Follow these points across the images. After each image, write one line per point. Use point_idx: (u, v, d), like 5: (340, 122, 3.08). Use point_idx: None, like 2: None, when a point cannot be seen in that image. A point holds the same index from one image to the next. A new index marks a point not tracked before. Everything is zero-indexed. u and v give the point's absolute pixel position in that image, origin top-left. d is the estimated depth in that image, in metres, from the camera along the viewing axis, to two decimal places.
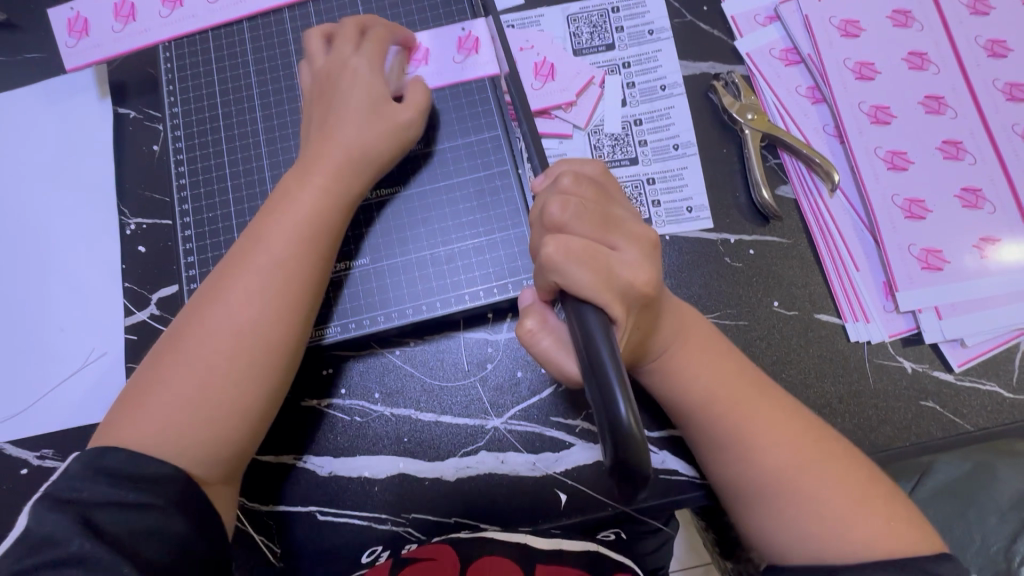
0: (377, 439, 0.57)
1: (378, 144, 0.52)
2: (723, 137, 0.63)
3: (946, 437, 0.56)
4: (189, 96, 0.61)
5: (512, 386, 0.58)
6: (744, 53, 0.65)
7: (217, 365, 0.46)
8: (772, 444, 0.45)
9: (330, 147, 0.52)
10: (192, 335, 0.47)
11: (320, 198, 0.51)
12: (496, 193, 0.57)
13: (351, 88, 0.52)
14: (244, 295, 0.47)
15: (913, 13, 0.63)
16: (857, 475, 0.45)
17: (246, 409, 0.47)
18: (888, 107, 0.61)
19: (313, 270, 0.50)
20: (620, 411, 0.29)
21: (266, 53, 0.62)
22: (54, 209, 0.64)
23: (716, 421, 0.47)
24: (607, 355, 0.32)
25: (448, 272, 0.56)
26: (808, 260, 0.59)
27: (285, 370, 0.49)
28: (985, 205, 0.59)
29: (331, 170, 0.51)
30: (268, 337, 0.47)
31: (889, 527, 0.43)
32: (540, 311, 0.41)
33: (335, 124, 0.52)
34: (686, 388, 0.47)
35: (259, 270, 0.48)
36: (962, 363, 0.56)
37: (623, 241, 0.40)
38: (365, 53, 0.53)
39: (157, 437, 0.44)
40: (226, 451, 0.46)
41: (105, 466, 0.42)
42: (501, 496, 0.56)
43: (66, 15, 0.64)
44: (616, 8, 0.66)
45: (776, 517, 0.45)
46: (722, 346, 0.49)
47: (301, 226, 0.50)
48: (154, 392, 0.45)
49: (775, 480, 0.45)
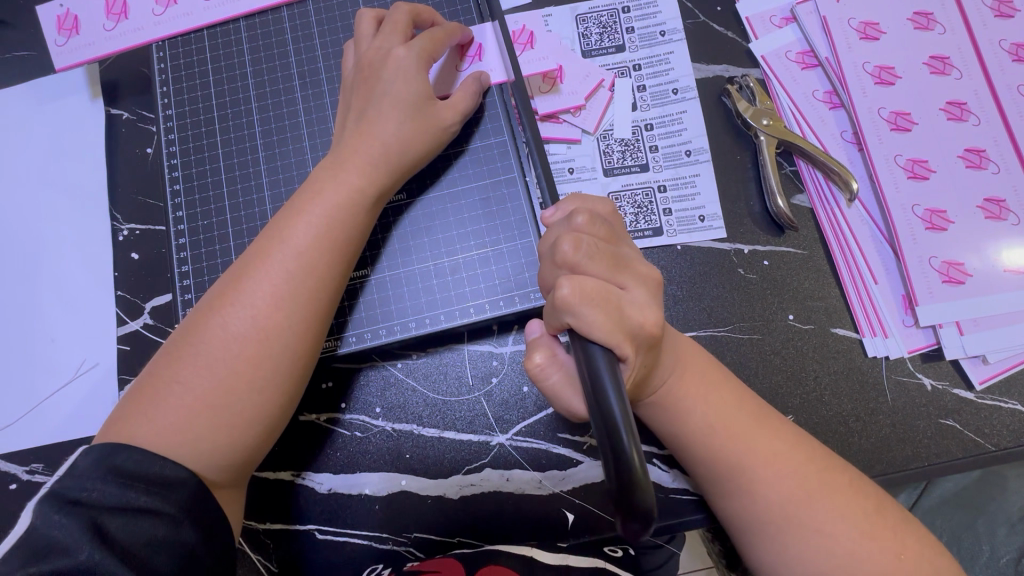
0: (377, 455, 0.55)
1: (414, 144, 0.51)
2: (737, 143, 0.61)
3: (966, 457, 0.54)
4: (184, 97, 0.59)
5: (518, 401, 0.56)
6: (758, 56, 0.62)
7: (234, 364, 0.44)
8: (774, 475, 0.43)
9: (368, 142, 0.50)
10: (209, 329, 0.45)
11: (351, 196, 0.49)
12: (503, 201, 0.55)
13: (394, 82, 0.50)
14: (267, 293, 0.45)
15: (935, 16, 0.61)
16: (863, 506, 0.43)
17: (261, 414, 0.45)
18: (909, 113, 0.59)
19: (338, 271, 0.48)
20: (627, 449, 0.28)
21: (264, 52, 0.59)
22: (43, 214, 0.62)
23: (713, 450, 0.45)
24: (613, 391, 0.30)
25: (452, 284, 0.54)
26: (824, 271, 0.57)
27: (301, 373, 0.47)
28: (1008, 217, 0.57)
29: (362, 166, 0.49)
30: (289, 340, 0.45)
31: (903, 561, 0.41)
32: (549, 345, 0.39)
33: (373, 121, 0.50)
34: (683, 420, 0.46)
35: (283, 267, 0.46)
36: (983, 381, 0.55)
37: (631, 282, 0.38)
38: (413, 45, 0.50)
39: (171, 434, 0.42)
40: (237, 455, 0.44)
41: (115, 462, 0.40)
42: (507, 515, 0.55)
43: (55, 12, 0.61)
44: (626, 8, 0.63)
45: (781, 552, 0.42)
46: (721, 374, 0.48)
47: (329, 222, 0.48)
48: (170, 387, 0.44)
49: (777, 513, 0.43)
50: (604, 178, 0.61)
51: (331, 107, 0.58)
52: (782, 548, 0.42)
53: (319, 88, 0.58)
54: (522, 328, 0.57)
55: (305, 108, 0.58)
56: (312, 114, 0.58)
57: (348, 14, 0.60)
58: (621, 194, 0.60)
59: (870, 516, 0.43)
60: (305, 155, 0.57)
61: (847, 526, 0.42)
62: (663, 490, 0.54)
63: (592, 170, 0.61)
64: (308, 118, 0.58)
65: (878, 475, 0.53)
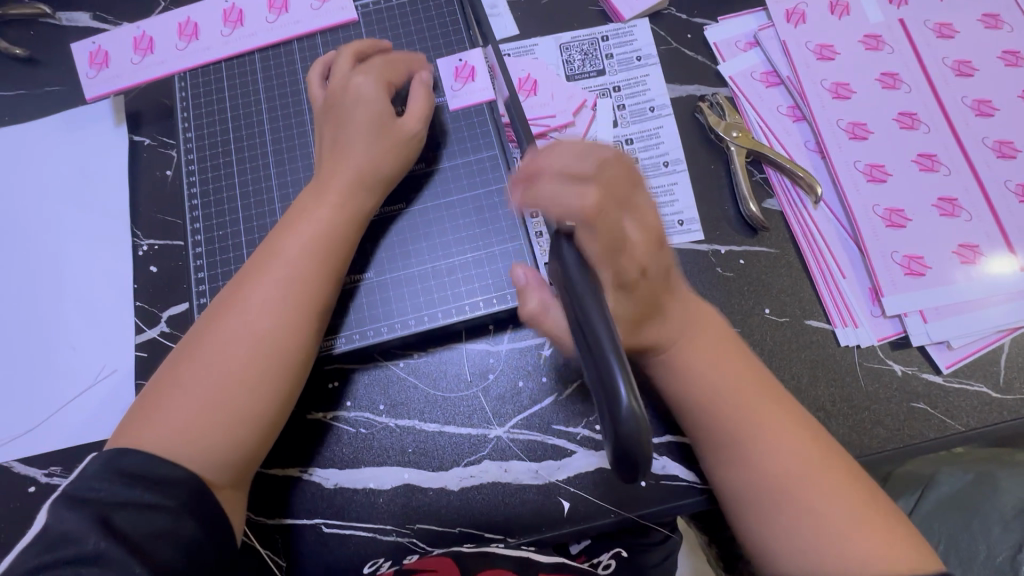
0: (382, 450, 0.58)
1: (388, 158, 0.56)
2: (710, 154, 0.66)
3: (938, 438, 0.57)
4: (202, 122, 0.65)
5: (514, 396, 0.59)
6: (726, 76, 0.69)
7: (235, 366, 0.48)
8: (768, 446, 0.47)
9: (348, 160, 0.55)
10: (212, 338, 0.48)
11: (334, 213, 0.53)
12: (495, 209, 0.60)
13: (356, 106, 0.56)
14: (263, 302, 0.50)
15: (883, 37, 0.68)
16: (859, 494, 0.45)
17: (258, 414, 0.48)
18: (865, 123, 0.65)
19: (328, 280, 0.53)
20: (626, 417, 0.30)
21: (276, 81, 0.65)
22: (69, 232, 0.67)
23: (716, 417, 0.48)
24: (616, 361, 0.31)
25: (449, 284, 0.59)
26: (796, 268, 0.62)
27: (296, 375, 0.50)
28: (961, 214, 0.61)
29: (342, 185, 0.54)
30: (285, 343, 0.49)
31: (896, 551, 0.43)
32: (538, 288, 0.49)
33: (347, 144, 0.56)
34: (694, 375, 0.49)
35: (278, 279, 0.50)
36: (949, 364, 0.58)
37: (633, 219, 0.44)
38: (371, 74, 0.57)
39: (174, 433, 0.45)
40: (235, 455, 0.47)
41: (121, 465, 0.43)
42: (505, 507, 0.57)
43: (88, 48, 0.69)
44: (606, 37, 0.70)
45: (773, 522, 0.45)
46: (730, 339, 0.51)
47: (319, 236, 0.52)
48: (175, 393, 0.47)
49: (766, 485, 0.46)
50: None
51: None
52: (771, 518, 0.45)
53: None
54: (516, 326, 0.61)
55: (314, 129, 0.64)
56: None
57: None
58: None
59: (865, 502, 0.45)
60: (313, 171, 0.62)
61: (836, 504, 0.44)
62: (653, 476, 0.57)
63: None
64: (316, 139, 0.63)
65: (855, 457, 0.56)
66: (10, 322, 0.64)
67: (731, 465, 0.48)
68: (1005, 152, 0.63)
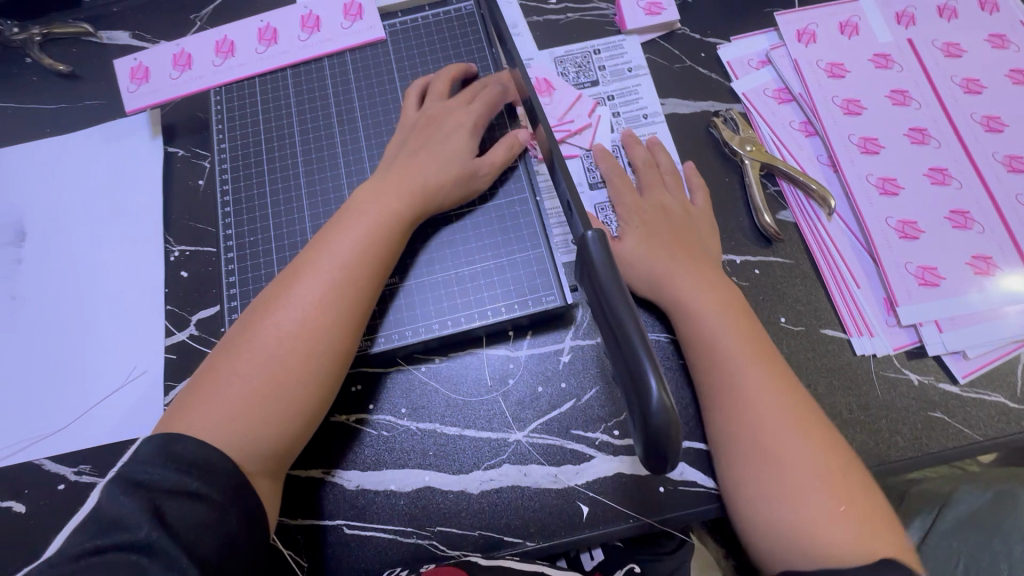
0: (403, 452, 0.59)
1: (451, 184, 0.59)
2: (724, 167, 0.68)
3: (956, 447, 0.57)
4: (236, 134, 0.68)
5: (533, 401, 0.60)
6: (740, 93, 0.71)
7: (283, 361, 0.49)
8: (758, 400, 0.52)
9: (417, 171, 0.58)
10: (263, 328, 0.50)
11: (387, 216, 0.55)
12: (516, 218, 0.63)
13: (449, 135, 0.61)
14: (314, 297, 0.51)
15: (892, 56, 0.70)
16: (831, 461, 0.50)
17: (299, 411, 0.50)
18: (876, 139, 0.66)
19: (374, 280, 0.54)
20: (659, 417, 0.32)
21: (307, 96, 0.69)
22: (104, 238, 0.69)
23: (709, 366, 0.54)
24: (650, 367, 0.32)
25: (472, 290, 0.61)
26: (811, 278, 0.63)
27: (338, 372, 0.52)
28: (973, 226, 0.63)
29: (403, 193, 0.57)
30: (332, 340, 0.51)
31: (846, 514, 0.48)
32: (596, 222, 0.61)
33: (420, 162, 0.59)
34: (701, 326, 0.56)
35: (328, 276, 0.52)
36: (966, 374, 0.59)
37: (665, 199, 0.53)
38: (473, 111, 0.62)
39: (222, 422, 0.47)
40: (276, 447, 0.49)
41: (173, 449, 0.44)
42: (524, 510, 0.57)
43: (130, 65, 0.73)
44: (597, 51, 0.73)
45: (747, 467, 0.51)
46: (738, 305, 0.57)
47: (369, 237, 0.54)
48: (226, 381, 0.48)
49: (744, 436, 0.51)
50: (590, 192, 0.67)
51: (365, 140, 0.66)
52: (746, 464, 0.51)
53: (354, 125, 0.67)
54: (535, 332, 0.62)
55: (343, 142, 0.66)
56: (348, 147, 0.66)
57: (382, 65, 0.70)
58: (606, 205, 0.67)
59: (834, 470, 0.49)
60: (341, 181, 0.65)
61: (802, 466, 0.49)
62: (671, 482, 0.57)
63: (579, 184, 0.67)
64: (344, 150, 0.66)
65: (873, 466, 0.56)
66: (46, 324, 0.66)
67: (716, 412, 0.54)
68: (1015, 167, 0.64)
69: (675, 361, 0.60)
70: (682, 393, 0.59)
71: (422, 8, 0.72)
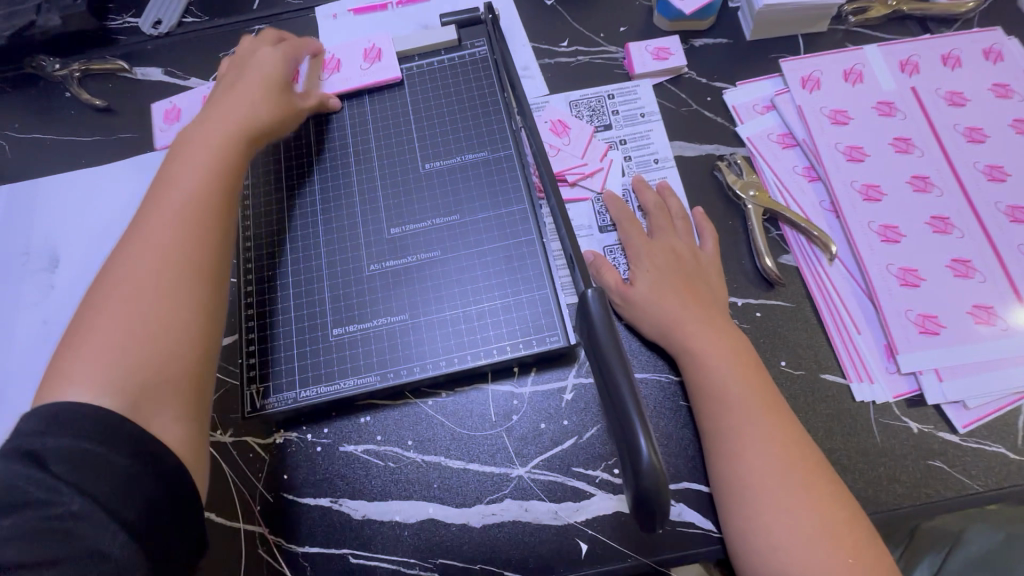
0: (408, 483, 0.61)
1: (270, 110, 0.65)
2: (728, 210, 0.69)
3: (957, 497, 0.57)
4: (259, 171, 0.71)
5: (536, 437, 0.62)
6: (745, 137, 0.73)
7: (145, 288, 0.50)
8: (762, 451, 0.53)
9: (200, 143, 0.60)
10: (120, 275, 0.51)
11: (194, 167, 0.58)
12: (522, 258, 0.65)
13: (260, 61, 0.69)
14: (168, 228, 0.54)
15: (895, 104, 0.71)
16: (834, 513, 0.51)
17: (174, 333, 0.50)
18: (878, 186, 0.68)
19: (221, 203, 0.57)
20: (649, 479, 0.33)
21: (327, 137, 0.72)
22: None
23: (716, 415, 0.56)
24: (642, 430, 0.34)
25: (479, 328, 0.63)
26: (811, 323, 0.64)
27: (209, 289, 0.53)
28: (975, 274, 0.63)
29: (225, 130, 0.62)
30: (192, 257, 0.53)
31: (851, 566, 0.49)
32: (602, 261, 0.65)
33: (235, 95, 0.65)
34: (707, 373, 0.58)
35: (176, 211, 0.55)
36: (966, 424, 0.59)
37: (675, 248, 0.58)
38: (274, 48, 0.70)
39: (89, 384, 0.46)
40: (157, 375, 0.48)
41: (44, 413, 0.43)
42: (525, 545, 0.59)
43: (165, 107, 0.79)
44: (611, 95, 0.75)
45: (755, 518, 0.52)
46: (747, 356, 0.59)
47: (169, 186, 0.57)
48: (89, 336, 0.48)
49: (751, 486, 0.53)
50: (599, 235, 0.69)
51: (380, 178, 0.70)
52: (753, 514, 0.52)
53: (370, 163, 0.70)
54: (539, 369, 0.64)
55: (359, 180, 0.70)
56: (364, 184, 0.69)
57: (398, 106, 0.73)
58: (615, 248, 0.68)
59: (837, 521, 0.51)
60: (356, 218, 0.68)
61: (804, 515, 0.51)
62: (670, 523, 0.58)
63: (589, 227, 0.69)
64: (360, 187, 0.69)
65: (872, 513, 0.57)
66: None
67: (720, 460, 0.55)
68: (1018, 218, 0.65)
69: (678, 403, 0.61)
70: (683, 436, 0.60)
71: (438, 52, 0.75)
